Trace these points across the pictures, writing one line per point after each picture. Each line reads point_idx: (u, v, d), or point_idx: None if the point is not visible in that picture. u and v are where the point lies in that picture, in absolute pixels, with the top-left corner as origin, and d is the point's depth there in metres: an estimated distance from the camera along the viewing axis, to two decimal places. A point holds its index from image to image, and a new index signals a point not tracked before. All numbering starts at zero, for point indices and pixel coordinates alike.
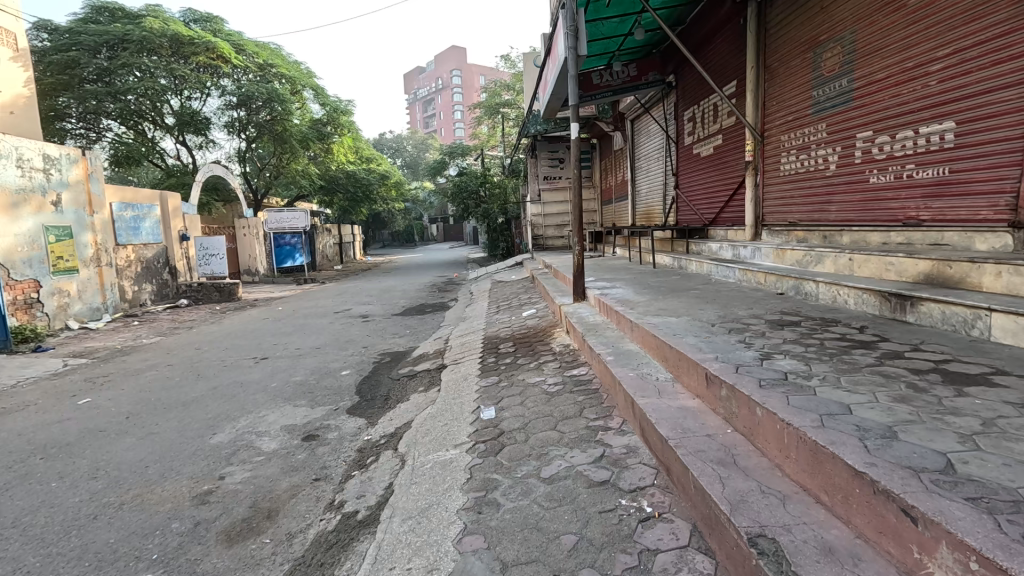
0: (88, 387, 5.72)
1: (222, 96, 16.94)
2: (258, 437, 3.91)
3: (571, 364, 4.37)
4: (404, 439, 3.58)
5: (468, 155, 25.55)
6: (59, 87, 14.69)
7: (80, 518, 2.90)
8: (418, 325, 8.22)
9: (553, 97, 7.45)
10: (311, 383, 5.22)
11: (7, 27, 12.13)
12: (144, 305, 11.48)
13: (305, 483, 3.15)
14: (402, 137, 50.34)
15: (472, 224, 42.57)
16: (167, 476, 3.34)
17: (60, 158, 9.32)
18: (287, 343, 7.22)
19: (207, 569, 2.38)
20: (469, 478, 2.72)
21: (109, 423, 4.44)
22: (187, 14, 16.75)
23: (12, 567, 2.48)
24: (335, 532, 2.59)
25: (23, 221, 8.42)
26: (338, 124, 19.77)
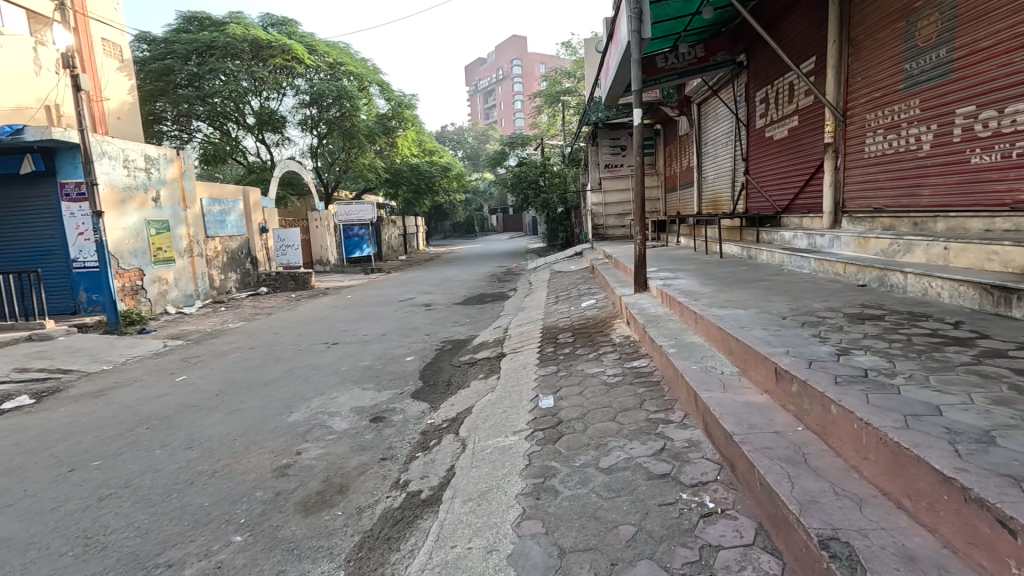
0: (184, 365, 6.33)
1: (296, 96, 17.89)
2: (330, 417, 4.17)
3: (631, 356, 4.30)
4: (465, 424, 3.69)
5: (528, 145, 25.49)
6: (157, 93, 16.26)
7: (179, 482, 3.23)
8: (478, 314, 8.38)
9: (615, 83, 7.29)
10: (377, 368, 5.48)
11: (114, 40, 13.41)
12: (230, 293, 12.45)
13: (373, 462, 3.33)
14: (463, 129, 51.02)
15: (531, 215, 42.57)
16: (252, 449, 3.65)
17: (159, 158, 10.24)
18: (355, 330, 7.60)
19: (287, 535, 2.58)
20: (528, 464, 2.77)
21: (202, 399, 4.89)
22: (265, 19, 17.81)
23: (126, 521, 2.82)
24: (401, 509, 2.73)
25: (129, 216, 9.37)
26: (402, 118, 20.33)
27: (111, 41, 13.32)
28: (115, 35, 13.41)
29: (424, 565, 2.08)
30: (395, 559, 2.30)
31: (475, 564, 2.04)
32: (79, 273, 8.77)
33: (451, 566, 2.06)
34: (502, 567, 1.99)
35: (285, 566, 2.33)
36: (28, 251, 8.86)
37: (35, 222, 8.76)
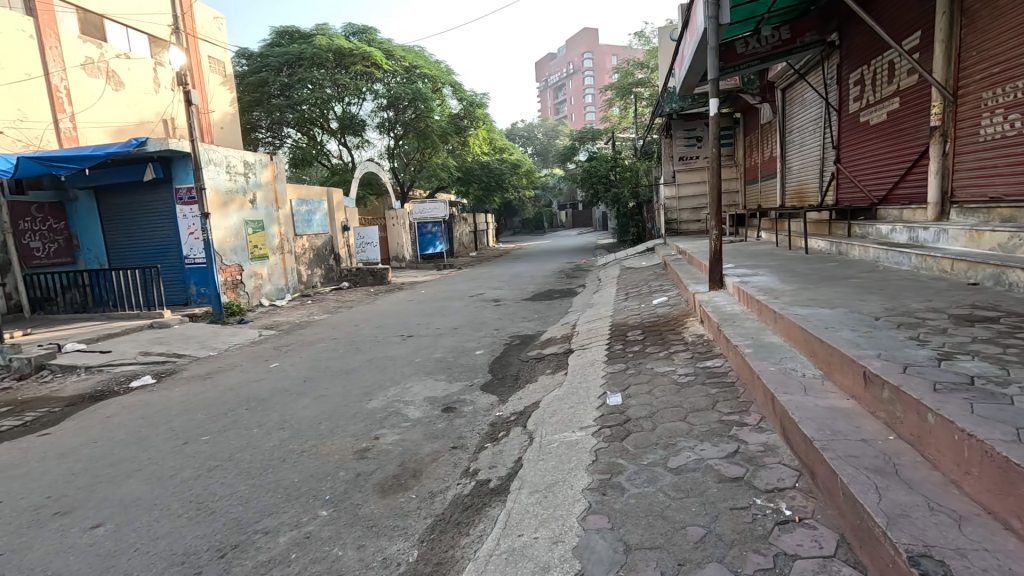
0: (276, 353, 6.92)
1: (375, 100, 18.80)
2: (405, 406, 4.40)
3: (704, 355, 4.17)
4: (532, 417, 3.75)
5: (599, 139, 25.06)
6: (254, 103, 17.80)
7: (275, 458, 3.56)
8: (547, 310, 8.41)
9: (690, 74, 7.05)
10: (449, 360, 5.69)
11: (218, 57, 14.82)
12: (316, 287, 13.40)
13: (445, 450, 3.48)
14: (533, 125, 51.16)
15: (602, 211, 41.92)
16: (335, 432, 3.94)
17: (255, 162, 11.19)
18: (429, 323, 7.93)
19: (367, 513, 2.77)
20: (594, 460, 2.78)
21: (292, 384, 5.33)
22: (347, 28, 18.89)
23: (230, 490, 3.16)
24: (471, 496, 2.84)
25: (231, 217, 10.33)
26: (474, 117, 20.75)
27: (216, 58, 14.71)
28: (218, 52, 14.81)
29: (492, 551, 2.17)
30: (464, 543, 2.41)
31: (541, 554, 2.09)
32: (190, 268, 9.80)
33: (518, 553, 2.12)
34: (568, 558, 2.02)
35: (365, 541, 2.51)
36: (150, 249, 10.03)
37: (155, 223, 9.89)
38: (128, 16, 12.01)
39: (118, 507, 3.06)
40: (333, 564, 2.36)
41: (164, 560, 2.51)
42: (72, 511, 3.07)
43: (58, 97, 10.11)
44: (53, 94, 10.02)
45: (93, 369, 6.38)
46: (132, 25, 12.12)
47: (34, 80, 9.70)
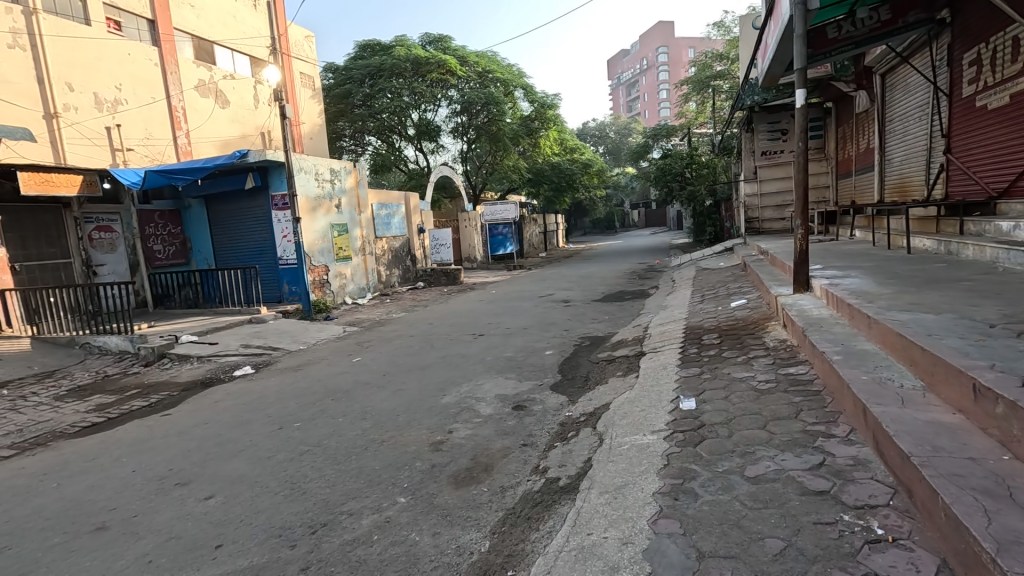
0: (358, 348, 7.39)
1: (450, 106, 19.41)
2: (477, 402, 4.53)
3: (787, 361, 3.95)
4: (602, 418, 3.74)
5: (674, 135, 24.24)
6: (340, 114, 19.05)
7: (358, 446, 3.83)
8: (618, 312, 8.28)
9: (775, 64, 6.66)
10: (519, 359, 5.79)
11: (308, 73, 15.94)
12: (394, 287, 14.06)
13: (515, 447, 3.56)
14: (605, 124, 50.39)
15: (676, 209, 40.50)
16: (412, 425, 4.15)
17: (340, 170, 11.95)
18: (499, 323, 8.09)
19: (442, 502, 2.92)
20: (666, 464, 2.74)
21: (372, 378, 5.67)
22: (425, 38, 19.69)
23: (319, 474, 3.43)
24: (541, 493, 2.90)
25: (319, 221, 11.11)
26: (545, 118, 20.83)
27: (306, 74, 15.88)
28: (309, 69, 15.99)
29: (562, 547, 2.21)
30: (534, 538, 2.47)
31: (610, 553, 2.10)
32: (283, 269, 10.64)
33: (587, 551, 2.14)
34: (638, 560, 2.02)
35: (440, 529, 2.65)
36: (249, 251, 11.03)
37: (254, 227, 10.85)
38: (236, 41, 13.30)
39: (225, 483, 3.43)
40: (410, 548, 2.51)
41: (264, 532, 2.78)
42: (189, 482, 3.48)
43: (177, 116, 11.40)
44: (173, 114, 11.31)
45: (203, 358, 7.14)
46: (239, 49, 13.39)
47: (157, 102, 11.03)
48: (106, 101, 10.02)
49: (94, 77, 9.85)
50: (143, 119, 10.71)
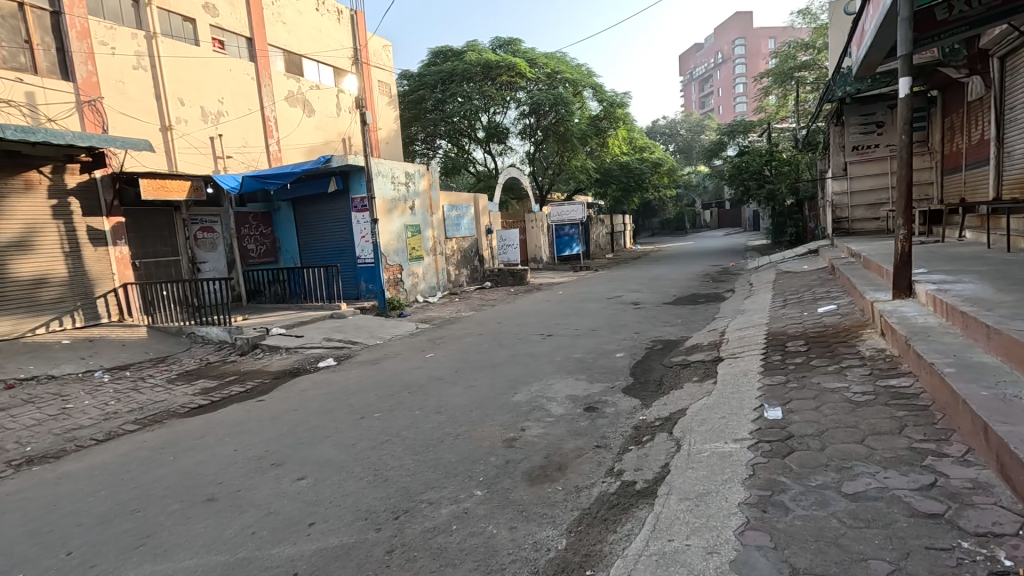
0: (431, 345, 7.65)
1: (518, 108, 19.61)
2: (549, 402, 4.55)
3: (886, 373, 3.65)
4: (679, 424, 3.64)
5: (752, 131, 23.06)
6: (413, 119, 19.80)
7: (435, 438, 3.97)
8: (691, 316, 8.00)
9: (873, 51, 6.17)
10: (589, 361, 5.75)
11: (385, 81, 16.67)
12: (462, 286, 14.40)
13: (588, 447, 3.55)
14: (675, 121, 48.79)
15: (752, 208, 38.45)
16: (485, 421, 4.24)
17: (415, 173, 12.43)
18: (568, 324, 8.06)
19: (517, 497, 2.97)
20: (752, 474, 2.62)
21: (445, 374, 5.85)
22: (495, 42, 20.04)
23: (399, 463, 3.60)
24: (617, 495, 2.87)
25: (394, 222, 11.62)
26: (614, 117, 20.55)
27: (384, 82, 16.63)
28: (387, 77, 16.75)
29: (642, 550, 2.18)
30: (612, 540, 2.45)
31: (694, 561, 2.04)
32: (361, 268, 11.23)
33: (669, 558, 2.10)
34: (723, 571, 1.95)
35: (516, 523, 2.69)
36: (331, 250, 11.72)
37: (335, 227, 11.51)
38: (322, 54, 14.17)
39: (315, 466, 3.68)
40: (488, 540, 2.57)
41: (351, 514, 2.96)
42: (282, 463, 3.76)
43: (270, 125, 12.34)
44: (266, 123, 12.25)
45: (290, 350, 7.69)
46: (324, 61, 14.26)
47: (253, 113, 11.99)
48: (210, 114, 11.03)
49: (201, 93, 10.88)
50: (241, 129, 11.69)
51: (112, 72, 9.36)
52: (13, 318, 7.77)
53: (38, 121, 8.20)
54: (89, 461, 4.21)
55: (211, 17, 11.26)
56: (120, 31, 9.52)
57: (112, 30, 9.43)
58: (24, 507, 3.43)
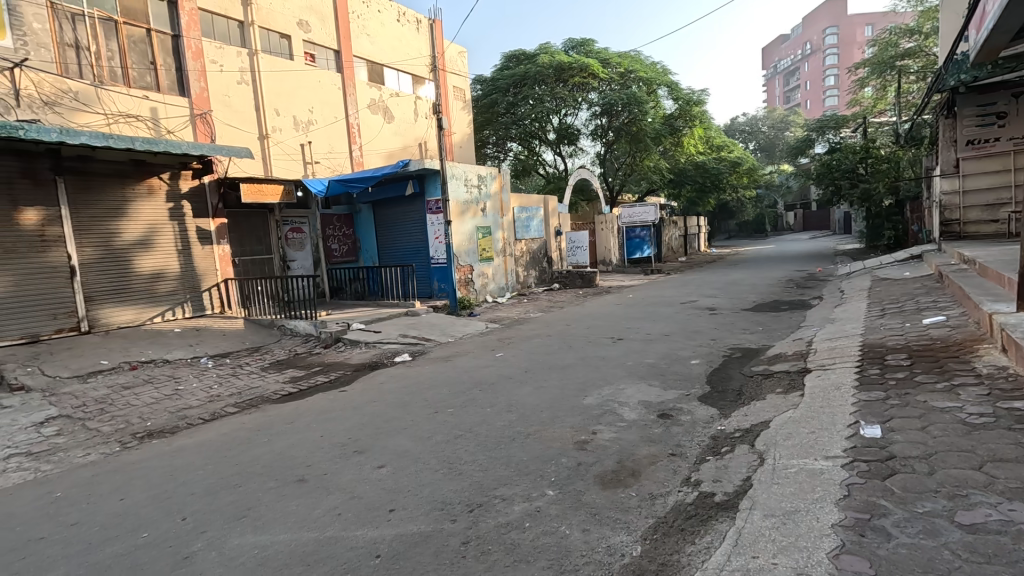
0: (500, 344, 7.77)
1: (590, 109, 19.45)
2: (620, 406, 4.48)
3: (1010, 395, 3.26)
4: (762, 436, 3.45)
5: (845, 126, 21.34)
6: (486, 123, 20.21)
7: (506, 436, 4.04)
8: (773, 323, 7.55)
9: (998, 34, 5.53)
10: (662, 367, 5.59)
11: (460, 86, 17.13)
12: (531, 287, 14.49)
13: (663, 455, 3.46)
14: (757, 118, 46.17)
15: (843, 209, 35.60)
16: (556, 421, 4.25)
17: (487, 176, 12.67)
18: (639, 328, 7.88)
19: (590, 500, 2.95)
20: (847, 495, 2.44)
21: (514, 373, 5.92)
22: (568, 43, 20.02)
23: (472, 458, 3.69)
24: (694, 506, 2.77)
25: (466, 224, 11.92)
26: (690, 116, 19.86)
27: (459, 87, 17.09)
28: (461, 82, 17.21)
29: (724, 565, 2.10)
30: (690, 551, 2.38)
31: None
32: (435, 268, 11.61)
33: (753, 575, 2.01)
34: None
35: (589, 526, 2.68)
36: (406, 250, 12.21)
37: (411, 228, 11.99)
38: (402, 62, 14.80)
39: (394, 455, 3.86)
40: (562, 540, 2.58)
41: (428, 504, 3.08)
42: (364, 451, 3.98)
43: (353, 132, 13.08)
44: (350, 130, 13.00)
45: (369, 344, 8.10)
46: (404, 69, 14.89)
47: (339, 121, 12.75)
48: (302, 122, 11.87)
49: (294, 103, 11.74)
50: (328, 136, 12.47)
51: (220, 87, 10.33)
52: (135, 308, 8.85)
53: (159, 133, 9.28)
54: (198, 438, 4.68)
55: (304, 33, 12.13)
56: (227, 50, 10.49)
57: (221, 49, 10.41)
58: (146, 475, 3.87)
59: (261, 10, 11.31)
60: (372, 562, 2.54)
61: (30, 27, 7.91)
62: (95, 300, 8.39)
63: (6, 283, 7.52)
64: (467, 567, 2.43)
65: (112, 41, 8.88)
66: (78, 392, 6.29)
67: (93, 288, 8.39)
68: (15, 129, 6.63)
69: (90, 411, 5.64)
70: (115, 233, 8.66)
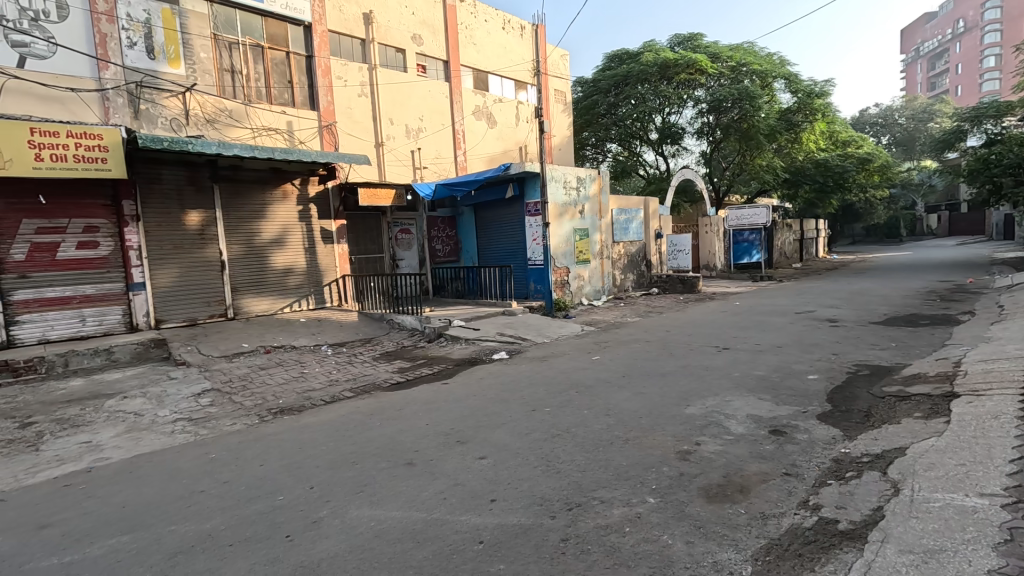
0: (596, 347, 7.70)
1: (696, 106, 18.60)
2: (726, 419, 4.25)
3: None
4: (897, 464, 3.10)
5: (1008, 114, 18.26)
6: (585, 125, 20.16)
7: (604, 440, 4.00)
8: (910, 339, 6.70)
9: None
10: (774, 380, 5.20)
11: (561, 89, 17.16)
12: (628, 291, 14.16)
13: (775, 473, 3.23)
14: (893, 108, 41.07)
15: (1003, 211, 30.50)
16: (656, 429, 4.13)
17: (586, 178, 12.61)
18: (747, 338, 7.38)
19: (694, 513, 2.84)
20: (1008, 540, 2.19)
21: (612, 377, 5.85)
22: (674, 39, 19.34)
23: (570, 458, 3.71)
24: (813, 531, 2.56)
25: (564, 226, 11.95)
26: (810, 109, 18.23)
27: (560, 90, 17.15)
28: (563, 85, 17.25)
29: None
30: None
31: None
32: (532, 269, 11.76)
33: None
34: None
35: (694, 538, 2.59)
36: (504, 251, 12.49)
37: (510, 230, 12.26)
38: (505, 69, 15.21)
39: (494, 448, 4.00)
40: (663, 550, 2.52)
41: (528, 499, 3.15)
42: (466, 442, 4.17)
43: (459, 137, 13.70)
44: (456, 136, 13.63)
45: (468, 341, 8.45)
46: (507, 75, 15.29)
47: (446, 128, 13.42)
48: (412, 130, 12.67)
49: (406, 113, 12.55)
50: (435, 142, 13.18)
51: (344, 100, 11.34)
52: (269, 299, 10.03)
53: (293, 143, 10.41)
54: (321, 416, 5.21)
55: (417, 46, 12.92)
56: (351, 66, 11.49)
57: (346, 66, 11.42)
58: (280, 446, 4.38)
59: (380, 27, 12.23)
60: (475, 546, 2.66)
61: (198, 56, 9.33)
62: (240, 290, 9.65)
63: (174, 274, 8.91)
64: (567, 564, 2.46)
65: (259, 64, 10.13)
66: (225, 370, 7.28)
67: (238, 280, 9.64)
68: (186, 144, 7.82)
69: (235, 386, 6.51)
70: (256, 232, 9.87)
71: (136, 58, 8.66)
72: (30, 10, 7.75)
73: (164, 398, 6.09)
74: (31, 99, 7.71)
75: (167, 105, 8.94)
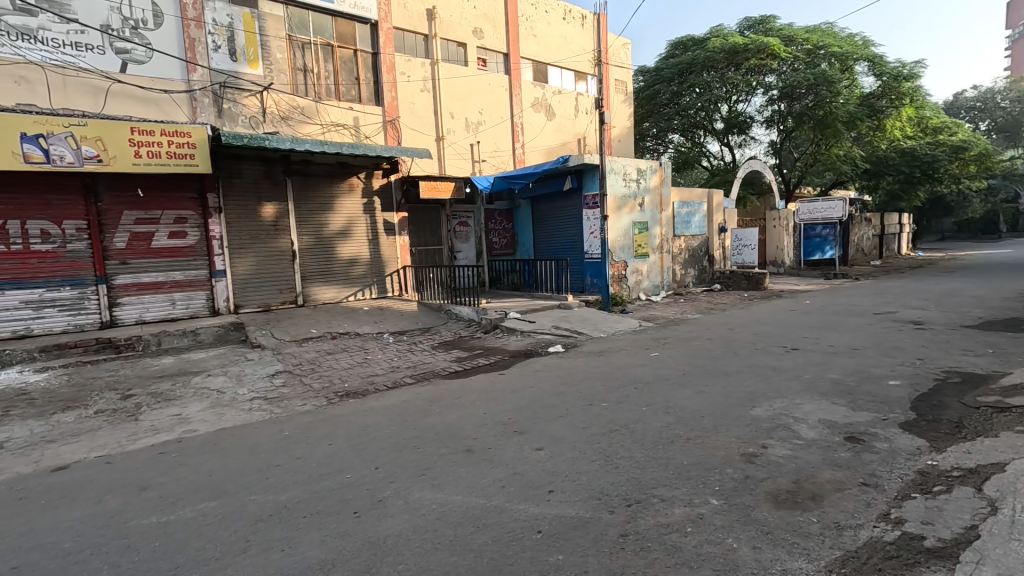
0: (655, 344, 7.53)
1: (766, 93, 17.65)
2: (796, 423, 4.04)
3: None
4: (994, 483, 2.88)
5: None
6: (646, 116, 19.62)
7: (663, 438, 3.91)
8: (1010, 346, 6.08)
9: None
10: (850, 385, 4.89)
11: (622, 79, 16.77)
12: (688, 287, 13.73)
13: (851, 483, 3.04)
14: (994, 90, 37.12)
15: None
16: (719, 430, 3.99)
17: (646, 170, 12.28)
18: (818, 339, 6.97)
19: (761, 517, 2.74)
20: None
21: (671, 375, 5.70)
22: (744, 23, 18.41)
23: (629, 454, 3.66)
24: (896, 546, 2.40)
25: (622, 219, 11.73)
26: (897, 94, 16.89)
27: (621, 80, 16.76)
28: (624, 75, 16.85)
29: None
30: None
31: None
32: (588, 263, 11.63)
33: None
34: None
35: (760, 544, 2.49)
36: (561, 245, 12.43)
37: (567, 223, 12.17)
38: (565, 60, 15.05)
39: (552, 440, 4.02)
40: (728, 553, 2.44)
41: (585, 492, 3.15)
42: (523, 433, 4.20)
43: (517, 130, 13.73)
44: (514, 129, 13.66)
45: (524, 333, 8.51)
46: (567, 67, 15.13)
47: (504, 121, 13.49)
48: (472, 123, 12.82)
49: (466, 107, 12.72)
50: (494, 135, 13.29)
51: (407, 95, 11.64)
52: (335, 287, 10.52)
53: (359, 138, 10.82)
54: (383, 401, 5.42)
55: (478, 40, 13.04)
56: (414, 62, 11.75)
57: (410, 62, 11.69)
58: (346, 428, 4.61)
59: (443, 22, 12.42)
60: (534, 535, 2.70)
61: (275, 57, 9.86)
62: (309, 279, 10.18)
63: (251, 262, 9.53)
64: (627, 559, 2.44)
65: (329, 63, 10.58)
66: (296, 353, 7.73)
67: (308, 269, 10.18)
68: (264, 140, 8.32)
69: (305, 369, 6.91)
70: (324, 224, 10.37)
71: (221, 60, 9.28)
72: (131, 19, 8.51)
73: (242, 377, 6.56)
74: (131, 101, 8.48)
75: (247, 104, 9.52)
